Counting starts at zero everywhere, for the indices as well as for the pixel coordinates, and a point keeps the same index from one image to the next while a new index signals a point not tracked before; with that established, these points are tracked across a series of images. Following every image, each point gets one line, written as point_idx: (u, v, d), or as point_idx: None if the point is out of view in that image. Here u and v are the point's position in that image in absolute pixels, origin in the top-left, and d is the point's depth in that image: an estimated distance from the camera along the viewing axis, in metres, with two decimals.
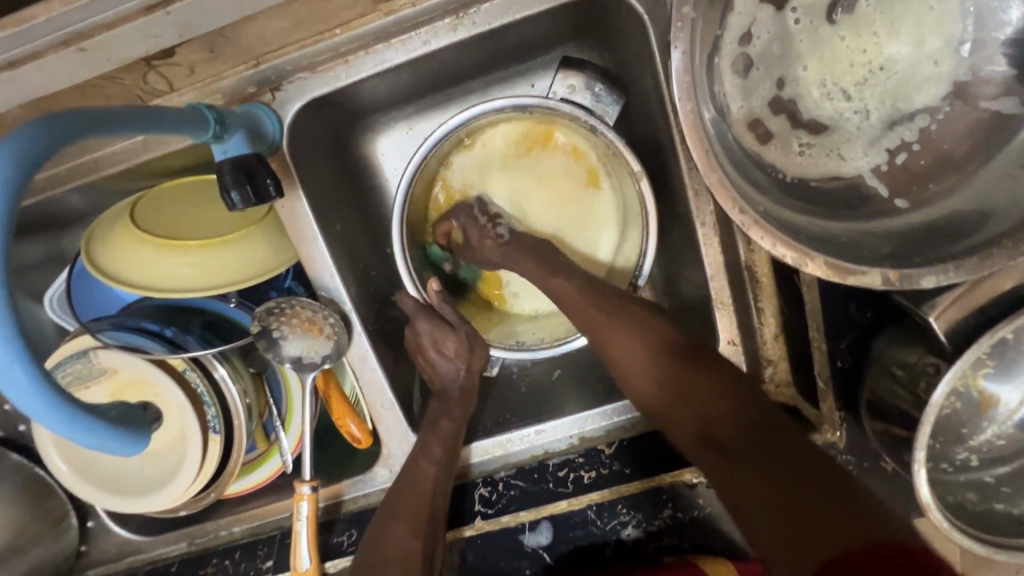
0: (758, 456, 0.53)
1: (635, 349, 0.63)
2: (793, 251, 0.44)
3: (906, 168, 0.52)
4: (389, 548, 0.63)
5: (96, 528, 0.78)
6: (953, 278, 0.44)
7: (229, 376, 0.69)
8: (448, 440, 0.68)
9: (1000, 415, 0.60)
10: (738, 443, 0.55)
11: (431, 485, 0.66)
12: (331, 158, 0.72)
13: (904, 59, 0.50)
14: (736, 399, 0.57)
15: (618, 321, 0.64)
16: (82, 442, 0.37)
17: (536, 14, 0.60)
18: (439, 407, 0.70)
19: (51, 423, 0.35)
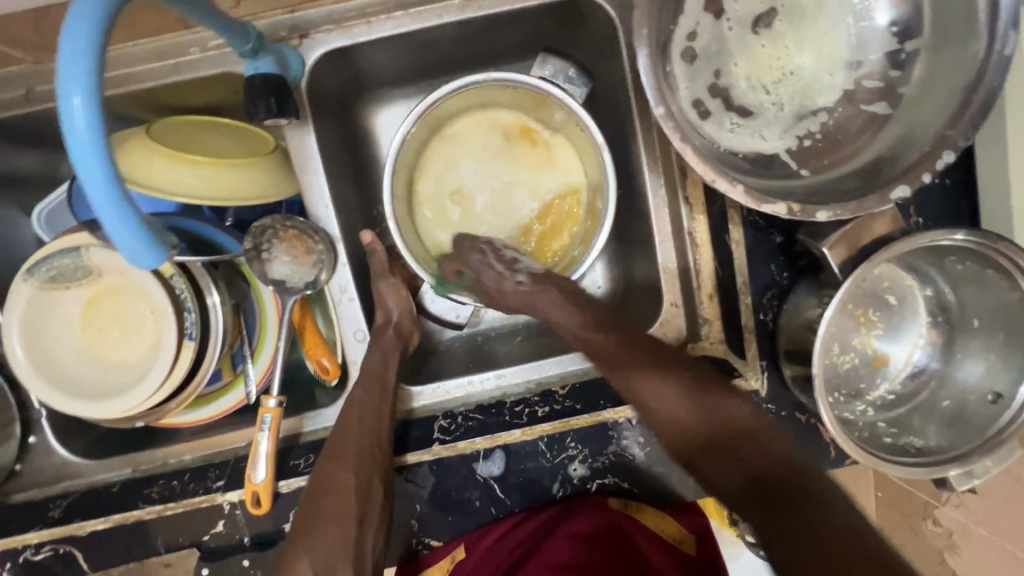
0: (792, 513, 0.57)
1: (681, 404, 0.65)
2: (720, 176, 0.55)
3: (810, 150, 0.66)
4: (332, 496, 0.65)
5: (37, 446, 0.76)
6: (846, 211, 0.56)
7: (220, 305, 0.73)
8: (386, 388, 0.71)
9: (891, 372, 0.70)
10: (787, 506, 0.57)
11: (378, 418, 0.70)
12: (337, 114, 0.81)
13: (807, 68, 0.65)
14: (785, 459, 0.61)
15: (669, 382, 0.66)
16: (120, 245, 0.41)
17: (531, 9, 0.73)
18: (376, 361, 0.72)
19: (104, 214, 0.40)
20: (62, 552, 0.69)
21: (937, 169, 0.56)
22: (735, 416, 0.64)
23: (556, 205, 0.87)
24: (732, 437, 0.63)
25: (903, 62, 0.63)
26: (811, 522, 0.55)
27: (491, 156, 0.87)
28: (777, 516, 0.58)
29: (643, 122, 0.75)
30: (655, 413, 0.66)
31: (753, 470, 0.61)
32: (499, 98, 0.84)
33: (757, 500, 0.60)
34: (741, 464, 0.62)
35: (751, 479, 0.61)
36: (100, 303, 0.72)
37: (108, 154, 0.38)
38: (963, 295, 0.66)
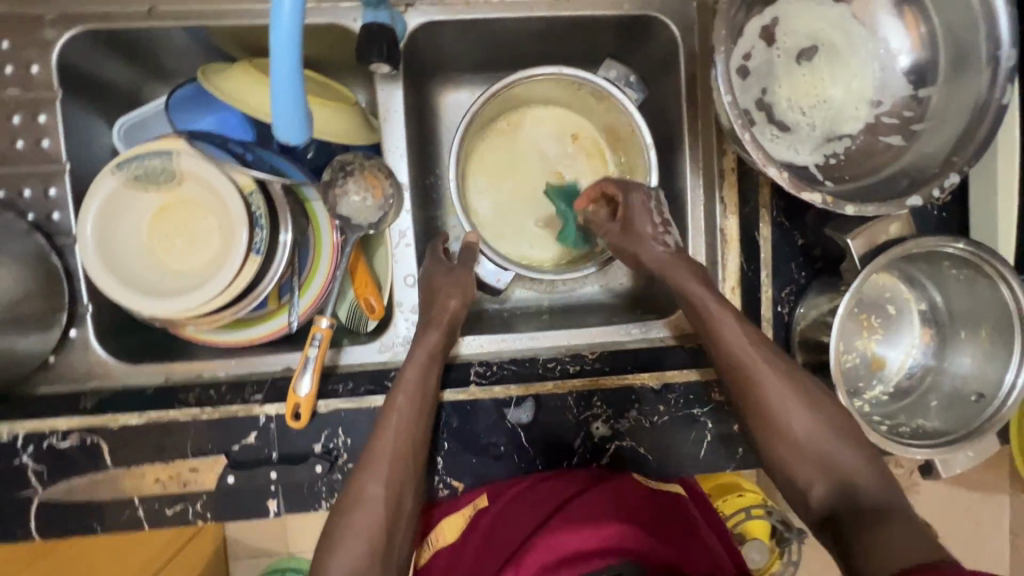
0: (875, 520, 0.61)
1: (792, 407, 0.68)
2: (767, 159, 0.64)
3: (834, 167, 0.76)
4: (360, 511, 0.64)
5: (76, 342, 0.76)
6: (872, 210, 0.65)
7: (289, 244, 0.77)
8: (425, 396, 0.70)
9: (886, 375, 0.78)
10: (874, 515, 0.62)
11: (424, 389, 0.70)
12: (416, 82, 0.89)
13: (837, 99, 0.77)
14: (876, 479, 0.65)
15: (776, 380, 0.69)
16: (278, 121, 0.50)
17: (608, 17, 0.84)
18: (421, 363, 0.71)
19: (280, 95, 0.49)
20: (89, 442, 0.69)
21: (943, 187, 0.66)
22: (839, 430, 0.68)
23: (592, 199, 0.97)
24: (828, 446, 0.67)
25: (919, 104, 0.74)
26: (891, 525, 0.59)
27: (539, 146, 0.97)
28: (862, 528, 0.61)
29: (692, 128, 0.85)
30: (762, 408, 0.69)
31: (842, 479, 0.66)
32: (553, 96, 0.93)
33: (847, 512, 0.64)
34: (815, 457, 0.67)
35: (840, 490, 0.66)
36: (172, 210, 0.76)
37: (297, 49, 0.47)
38: (954, 309, 0.75)
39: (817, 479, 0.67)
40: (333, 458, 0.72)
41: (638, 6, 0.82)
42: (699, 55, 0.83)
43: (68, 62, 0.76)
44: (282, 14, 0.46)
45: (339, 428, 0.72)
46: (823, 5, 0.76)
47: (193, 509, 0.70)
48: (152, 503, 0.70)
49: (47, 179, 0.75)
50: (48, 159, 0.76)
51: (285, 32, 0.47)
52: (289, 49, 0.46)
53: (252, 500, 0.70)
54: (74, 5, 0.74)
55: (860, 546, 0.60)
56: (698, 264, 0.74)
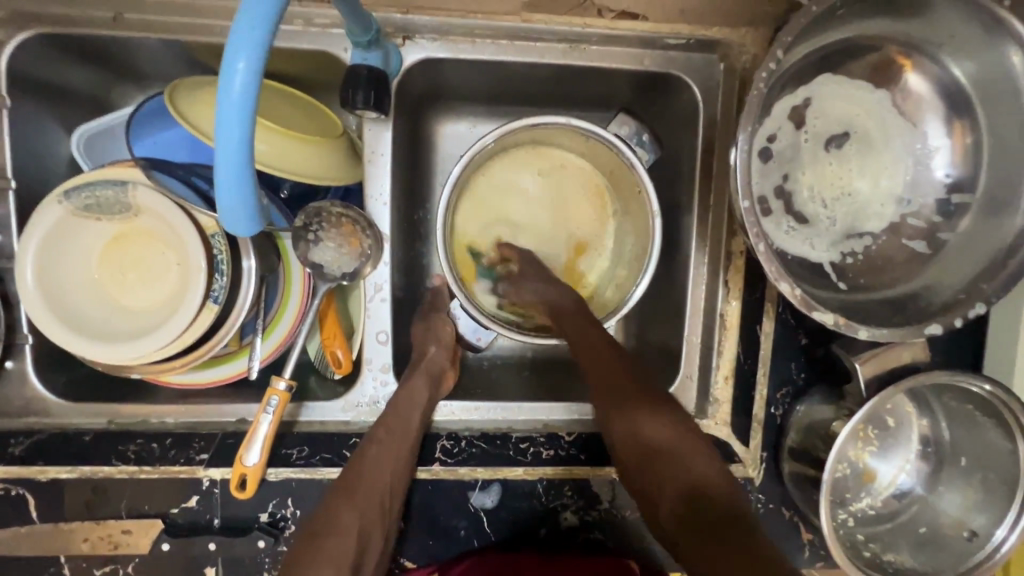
0: (721, 527, 0.53)
1: (649, 416, 0.63)
2: (780, 270, 0.57)
3: (851, 268, 0.70)
4: (336, 536, 0.58)
5: (12, 374, 0.70)
6: (885, 335, 0.59)
7: (253, 271, 0.71)
8: (410, 433, 0.69)
9: (875, 489, 0.73)
10: (711, 515, 0.54)
11: (418, 420, 0.70)
12: (411, 115, 0.82)
13: (864, 193, 0.70)
14: (722, 478, 0.58)
15: (643, 397, 0.64)
16: (224, 204, 0.41)
17: (625, 71, 0.76)
18: (422, 390, 0.72)
19: (224, 178, 0.39)
20: (14, 494, 0.64)
21: (967, 317, 0.60)
22: (694, 442, 0.62)
23: (595, 251, 0.90)
24: (682, 453, 0.60)
25: (952, 212, 0.68)
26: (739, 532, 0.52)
27: (539, 193, 0.89)
28: (704, 538, 0.53)
29: (702, 200, 0.78)
30: (627, 420, 0.63)
31: (689, 488, 0.57)
32: (556, 140, 0.85)
33: (690, 519, 0.55)
34: (674, 473, 0.58)
35: (684, 495, 0.56)
36: (127, 241, 0.69)
37: (248, 124, 0.38)
38: (959, 435, 0.70)
39: (668, 488, 0.57)
40: (279, 531, 0.66)
41: (658, 62, 0.75)
42: (719, 123, 0.76)
43: (21, 68, 0.69)
44: (232, 81, 0.37)
45: (289, 498, 0.67)
46: (862, 89, 0.69)
47: (123, 572, 0.65)
48: (79, 562, 0.65)
49: None
50: None
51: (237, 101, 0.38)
52: (238, 124, 0.37)
53: (187, 568, 0.66)
54: (31, 5, 0.67)
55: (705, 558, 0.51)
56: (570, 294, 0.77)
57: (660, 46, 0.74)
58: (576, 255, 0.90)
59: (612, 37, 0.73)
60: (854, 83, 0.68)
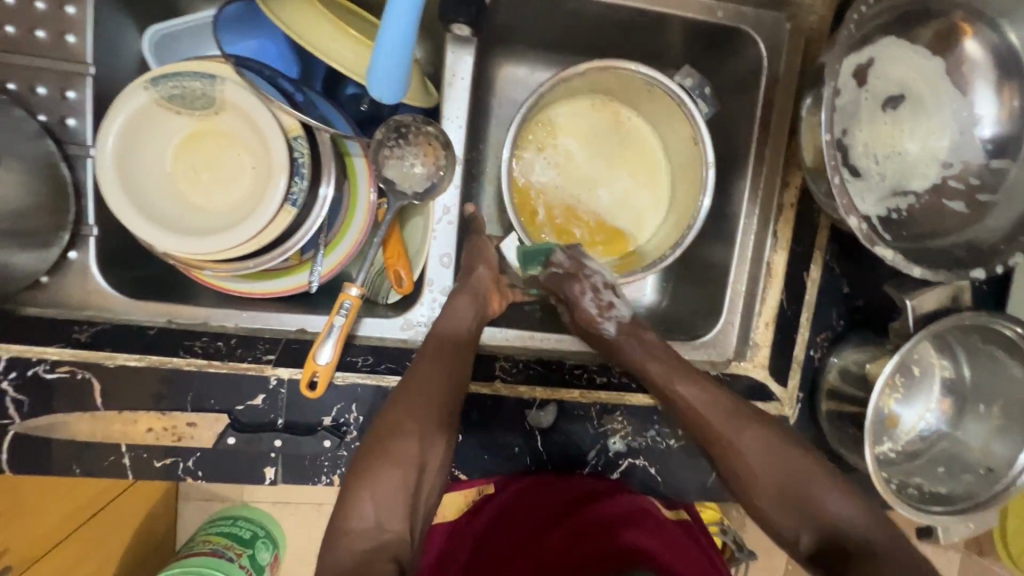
0: (863, 565, 0.62)
1: (757, 456, 0.69)
2: (849, 203, 0.61)
3: (897, 221, 0.75)
4: (398, 442, 0.62)
5: (76, 264, 0.69)
6: (937, 275, 0.64)
7: (328, 200, 0.71)
8: (460, 343, 0.68)
9: (897, 434, 0.78)
10: (854, 552, 0.63)
11: (468, 331, 0.70)
12: (482, 48, 0.83)
13: (913, 153, 0.75)
14: (778, 449, 0.69)
15: (746, 436, 0.70)
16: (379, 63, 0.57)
17: (697, 22, 0.80)
18: (471, 302, 0.72)
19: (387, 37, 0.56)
20: (79, 378, 0.63)
21: (1007, 264, 0.65)
22: (816, 475, 0.68)
23: (640, 202, 0.93)
24: (810, 492, 0.67)
25: (994, 175, 0.73)
26: (880, 569, 0.60)
27: (596, 143, 0.92)
28: (788, 510, 0.68)
29: (759, 153, 0.82)
30: (731, 460, 0.70)
31: (833, 530, 0.65)
32: (617, 90, 0.89)
33: (835, 560, 0.64)
34: (746, 467, 0.69)
35: (828, 536, 0.65)
36: (204, 140, 0.69)
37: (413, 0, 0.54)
38: (978, 384, 0.76)
39: (810, 530, 0.67)
40: (341, 434, 0.68)
41: (731, 16, 0.79)
42: (781, 80, 0.80)
43: None
44: None
45: (353, 404, 0.69)
46: (920, 55, 0.74)
47: (185, 465, 0.65)
48: (140, 453, 0.65)
49: (65, 80, 0.68)
50: (72, 58, 0.68)
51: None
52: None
53: (249, 465, 0.66)
54: None
55: None
56: (654, 338, 0.75)
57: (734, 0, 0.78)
58: (625, 206, 0.92)
59: None
60: (913, 48, 0.73)
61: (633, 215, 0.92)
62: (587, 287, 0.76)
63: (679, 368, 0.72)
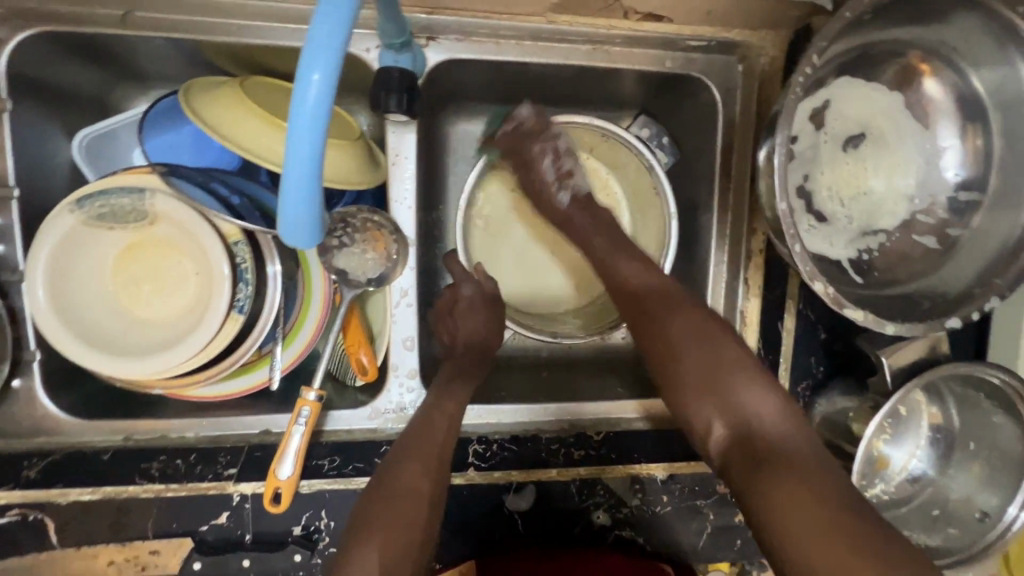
0: (771, 467, 0.52)
1: (686, 339, 0.61)
2: (810, 268, 0.59)
3: (869, 263, 0.72)
4: (360, 552, 0.56)
5: (20, 393, 0.67)
6: (909, 330, 0.62)
7: (278, 277, 0.68)
8: (439, 446, 0.65)
9: (888, 475, 0.75)
10: (761, 454, 0.54)
11: (445, 430, 0.67)
12: (427, 116, 0.80)
13: (879, 192, 0.73)
14: (705, 333, 0.61)
15: (675, 317, 0.62)
16: (288, 220, 0.40)
17: (644, 72, 0.77)
18: (451, 402, 0.69)
19: (289, 195, 0.39)
20: (30, 519, 0.62)
21: (983, 310, 0.63)
22: (734, 363, 0.59)
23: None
24: (728, 381, 0.58)
25: (962, 210, 0.71)
26: (785, 471, 0.51)
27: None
28: (699, 393, 0.59)
29: (723, 198, 0.79)
30: (658, 342, 0.62)
31: (742, 425, 0.56)
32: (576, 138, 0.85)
33: (740, 458, 0.55)
34: (667, 347, 0.61)
35: (737, 428, 0.57)
36: (141, 252, 0.66)
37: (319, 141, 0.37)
38: (967, 422, 0.73)
39: (720, 420, 0.58)
40: (313, 543, 0.65)
41: (679, 63, 0.76)
42: (738, 124, 0.77)
43: (20, 68, 0.65)
44: (305, 93, 0.36)
45: (322, 510, 0.66)
46: (877, 91, 0.71)
47: None
48: None
49: None
50: None
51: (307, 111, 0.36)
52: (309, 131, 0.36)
53: None
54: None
55: (751, 498, 0.52)
56: (604, 211, 0.76)
57: (681, 48, 0.75)
58: None
59: (635, 38, 0.73)
60: (869, 86, 0.71)
61: None
62: (547, 149, 0.77)
63: (626, 249, 0.71)
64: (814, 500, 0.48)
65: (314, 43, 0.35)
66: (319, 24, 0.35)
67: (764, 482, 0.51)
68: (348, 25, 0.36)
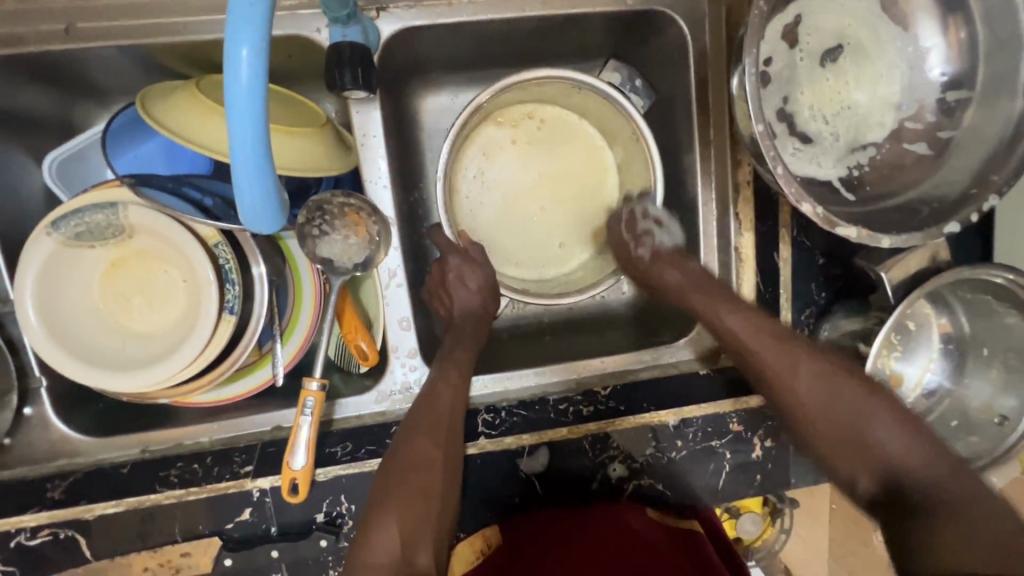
0: (939, 514, 0.56)
1: (814, 392, 0.65)
2: (797, 190, 0.57)
3: (860, 180, 0.70)
4: (377, 530, 0.58)
5: (32, 420, 0.68)
6: (908, 241, 0.60)
7: (265, 277, 0.68)
8: (443, 421, 0.65)
9: (904, 391, 0.74)
10: (922, 500, 0.58)
11: (449, 406, 0.66)
12: (394, 91, 0.78)
13: (863, 104, 0.70)
14: (831, 395, 0.64)
15: (805, 375, 0.65)
16: (245, 205, 0.40)
17: (609, 15, 0.74)
18: (454, 379, 0.68)
19: (242, 178, 0.39)
20: (62, 537, 0.63)
21: (983, 209, 0.61)
22: (864, 407, 0.63)
23: (590, 208, 0.87)
24: (862, 426, 0.63)
25: (952, 111, 0.68)
26: (949, 520, 0.55)
27: (540, 157, 0.86)
28: (826, 436, 0.64)
29: (704, 135, 0.76)
30: (784, 400, 0.66)
31: (888, 467, 0.61)
32: (552, 96, 0.83)
33: (897, 496, 0.60)
34: (790, 406, 0.66)
35: (887, 480, 0.61)
36: (126, 267, 0.66)
37: (261, 119, 0.37)
38: (979, 327, 0.72)
39: (867, 476, 0.62)
40: (337, 527, 0.66)
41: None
42: (710, 56, 0.75)
43: None
44: (238, 73, 0.36)
45: (342, 495, 0.67)
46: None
47: None
48: None
49: None
50: None
51: (243, 91, 0.37)
52: (249, 110, 0.36)
53: None
54: None
55: (916, 538, 0.56)
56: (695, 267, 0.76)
57: None
58: (580, 215, 0.87)
59: None
60: None
61: (590, 222, 0.87)
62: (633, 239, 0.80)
63: (720, 297, 0.71)
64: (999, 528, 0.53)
65: (236, 21, 0.35)
66: (236, 1, 0.35)
67: (939, 511, 0.56)
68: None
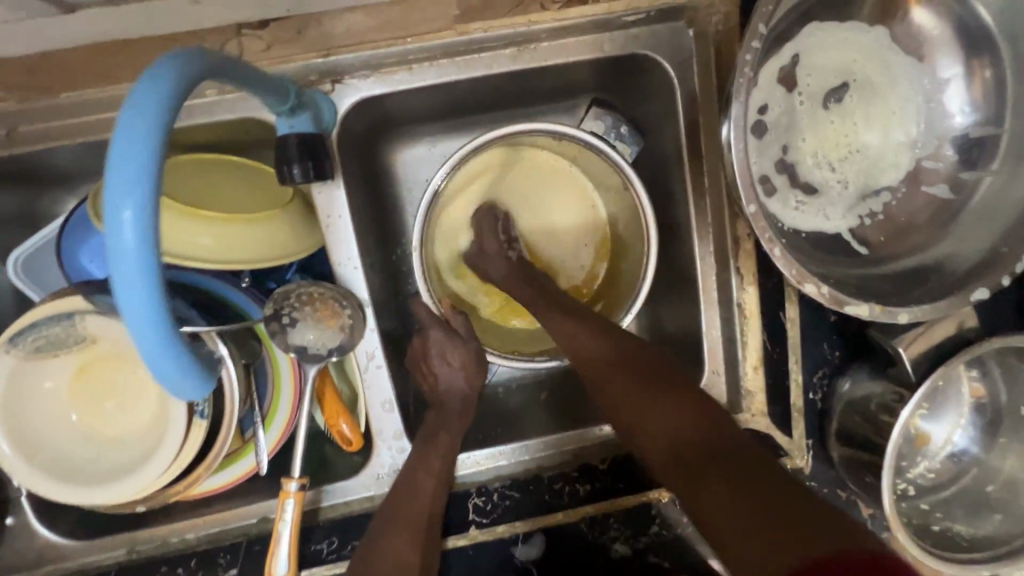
0: (707, 472, 0.49)
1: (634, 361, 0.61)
2: (797, 271, 0.53)
3: (873, 232, 0.63)
4: None
5: (15, 527, 0.68)
6: (927, 313, 0.54)
7: (229, 356, 0.62)
8: (422, 517, 0.62)
9: (931, 451, 0.68)
10: (699, 456, 0.51)
11: (429, 499, 0.63)
12: (362, 156, 0.73)
13: (875, 146, 0.63)
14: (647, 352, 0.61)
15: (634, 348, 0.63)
16: (161, 373, 0.35)
17: (585, 61, 0.68)
18: (436, 469, 0.65)
19: (147, 347, 0.34)
20: None
21: (1016, 272, 0.54)
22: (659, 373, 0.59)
23: (587, 261, 0.81)
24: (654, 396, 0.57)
25: (975, 154, 0.61)
26: (737, 498, 0.46)
27: (530, 210, 0.80)
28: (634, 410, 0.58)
29: (697, 184, 0.70)
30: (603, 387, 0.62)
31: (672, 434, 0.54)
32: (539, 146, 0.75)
33: (682, 470, 0.52)
34: (613, 395, 0.61)
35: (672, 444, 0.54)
36: (93, 372, 0.64)
37: (156, 281, 0.33)
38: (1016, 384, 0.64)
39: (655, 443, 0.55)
40: None
41: (620, 43, 0.66)
42: (699, 98, 0.68)
43: None
44: (122, 237, 0.32)
45: None
46: (856, 30, 0.60)
47: None
48: None
49: None
50: None
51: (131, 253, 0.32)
52: (137, 274, 0.32)
53: None
54: None
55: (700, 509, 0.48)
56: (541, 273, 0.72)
57: (619, 26, 0.65)
58: (577, 269, 0.81)
59: (562, 29, 0.64)
60: (844, 26, 0.60)
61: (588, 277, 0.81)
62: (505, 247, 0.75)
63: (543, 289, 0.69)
64: (754, 501, 0.45)
65: (114, 185, 0.31)
66: (113, 160, 0.31)
67: (702, 495, 0.48)
68: (153, 153, 0.32)
